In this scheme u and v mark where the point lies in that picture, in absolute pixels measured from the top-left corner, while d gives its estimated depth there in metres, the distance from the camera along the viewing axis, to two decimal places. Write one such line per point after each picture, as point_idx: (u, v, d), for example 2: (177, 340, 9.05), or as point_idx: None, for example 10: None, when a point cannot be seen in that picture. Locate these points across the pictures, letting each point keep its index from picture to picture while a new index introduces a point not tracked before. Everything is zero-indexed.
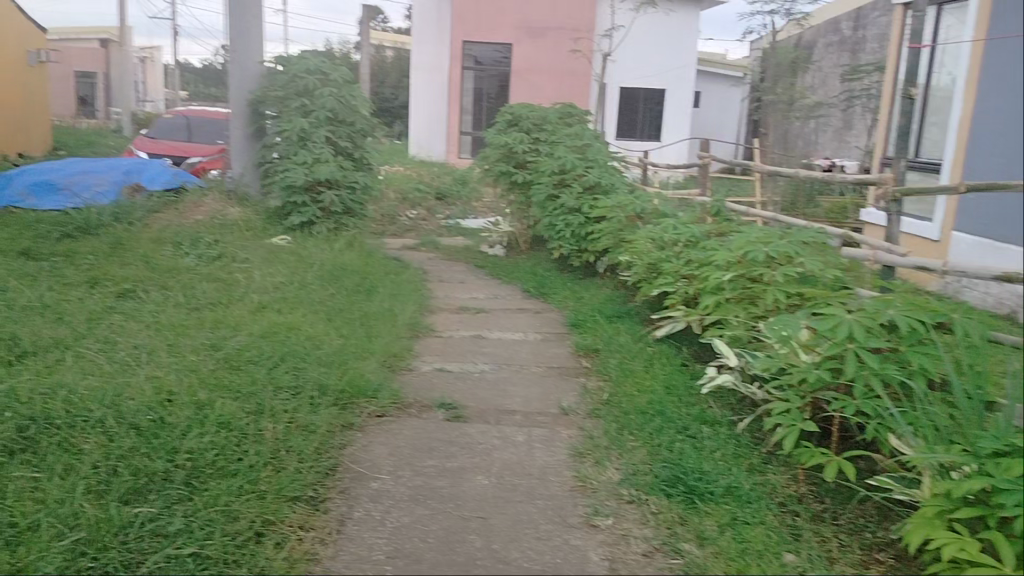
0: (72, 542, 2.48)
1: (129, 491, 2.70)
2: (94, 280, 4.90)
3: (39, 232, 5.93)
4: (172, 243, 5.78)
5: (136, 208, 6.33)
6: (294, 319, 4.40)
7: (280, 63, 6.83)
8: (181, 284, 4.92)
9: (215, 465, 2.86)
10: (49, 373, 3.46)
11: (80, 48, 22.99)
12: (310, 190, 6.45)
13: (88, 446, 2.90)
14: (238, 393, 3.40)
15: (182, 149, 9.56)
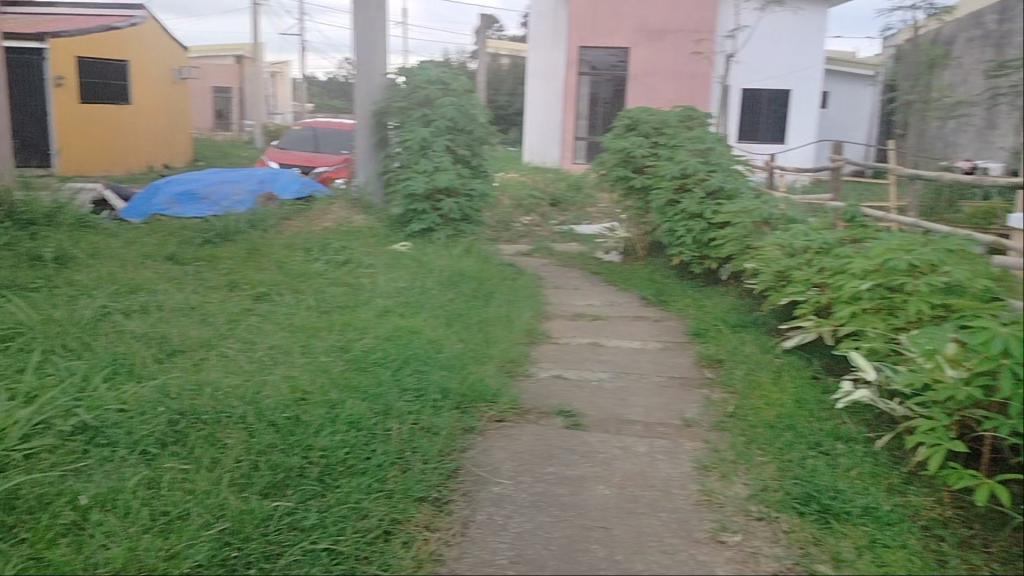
0: (218, 532, 2.54)
1: (269, 485, 2.80)
2: (234, 283, 5.17)
3: (183, 237, 6.32)
4: (302, 249, 6.03)
5: (270, 215, 6.66)
6: (416, 323, 4.50)
7: (402, 75, 7.00)
8: (312, 288, 5.12)
9: (345, 463, 2.96)
10: (195, 371, 3.64)
11: (218, 65, 24.44)
12: (431, 197, 6.60)
13: (231, 441, 3.02)
14: (365, 394, 3.49)
15: (309, 159, 9.99)
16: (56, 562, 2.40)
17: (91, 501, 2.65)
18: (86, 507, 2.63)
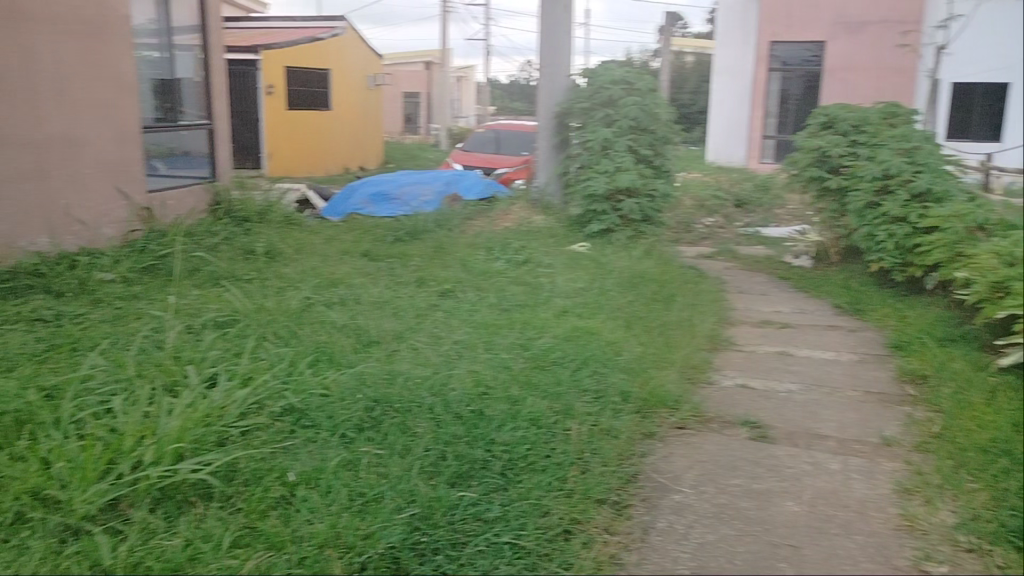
0: (409, 516, 2.60)
1: (454, 475, 2.87)
2: (421, 280, 5.41)
3: (376, 235, 6.69)
4: (484, 248, 6.20)
5: (454, 215, 6.91)
6: (595, 324, 4.50)
7: (584, 77, 7.03)
8: (494, 287, 5.25)
9: (526, 459, 3.00)
10: (388, 361, 3.81)
11: (409, 71, 25.65)
12: (612, 198, 6.56)
13: (421, 430, 3.12)
14: (546, 392, 3.53)
15: (492, 161, 10.25)
16: (266, 533, 2.47)
17: (298, 478, 2.73)
18: (294, 483, 2.71)
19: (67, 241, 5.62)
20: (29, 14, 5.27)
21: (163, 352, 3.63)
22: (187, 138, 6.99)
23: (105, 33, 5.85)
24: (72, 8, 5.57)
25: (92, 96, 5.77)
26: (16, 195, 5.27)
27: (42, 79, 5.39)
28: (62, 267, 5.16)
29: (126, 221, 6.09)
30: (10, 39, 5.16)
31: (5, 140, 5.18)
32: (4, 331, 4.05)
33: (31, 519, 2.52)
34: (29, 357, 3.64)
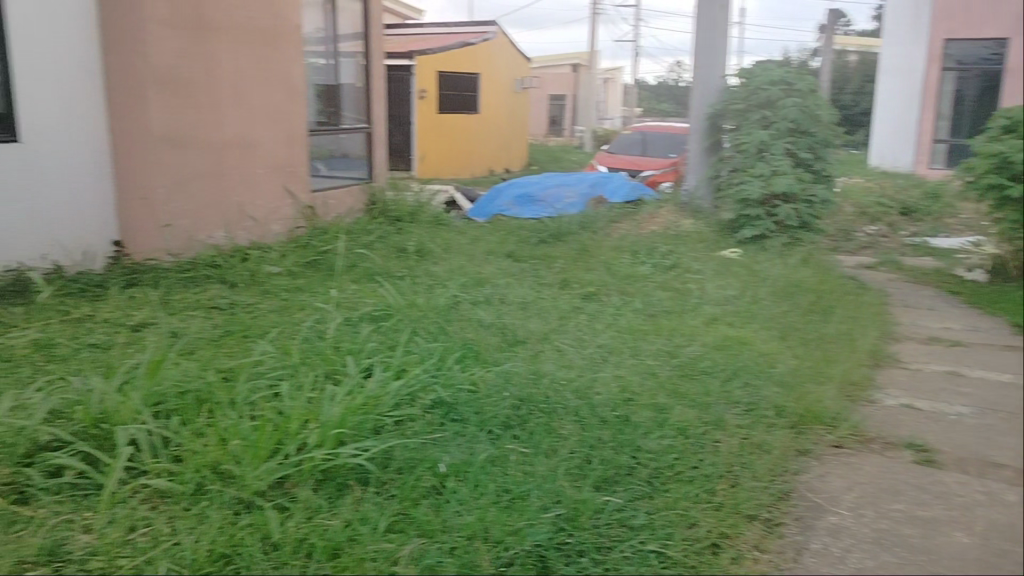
0: (555, 516, 2.63)
1: (601, 479, 2.86)
2: (566, 282, 5.44)
3: (522, 236, 6.79)
4: (630, 252, 6.15)
5: (599, 218, 6.90)
6: (745, 333, 4.36)
7: (741, 77, 6.83)
8: (639, 291, 5.20)
9: (673, 469, 2.95)
10: (536, 360, 3.82)
11: (556, 73, 25.79)
12: (767, 203, 6.14)
13: (566, 431, 3.13)
14: (694, 402, 3.47)
15: (638, 164, 10.14)
16: (418, 521, 2.54)
17: (448, 470, 2.81)
18: (444, 474, 2.80)
19: (240, 236, 6.04)
20: (215, 25, 5.71)
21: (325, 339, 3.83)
22: (349, 140, 7.33)
23: (279, 42, 6.25)
24: (252, 18, 5.98)
25: (267, 101, 6.18)
26: (198, 194, 5.75)
27: (224, 85, 5.82)
28: (235, 259, 5.53)
29: (292, 218, 6.47)
30: (197, 49, 5.61)
31: (191, 142, 5.65)
32: (186, 317, 4.40)
33: (209, 490, 2.61)
34: (207, 342, 3.94)
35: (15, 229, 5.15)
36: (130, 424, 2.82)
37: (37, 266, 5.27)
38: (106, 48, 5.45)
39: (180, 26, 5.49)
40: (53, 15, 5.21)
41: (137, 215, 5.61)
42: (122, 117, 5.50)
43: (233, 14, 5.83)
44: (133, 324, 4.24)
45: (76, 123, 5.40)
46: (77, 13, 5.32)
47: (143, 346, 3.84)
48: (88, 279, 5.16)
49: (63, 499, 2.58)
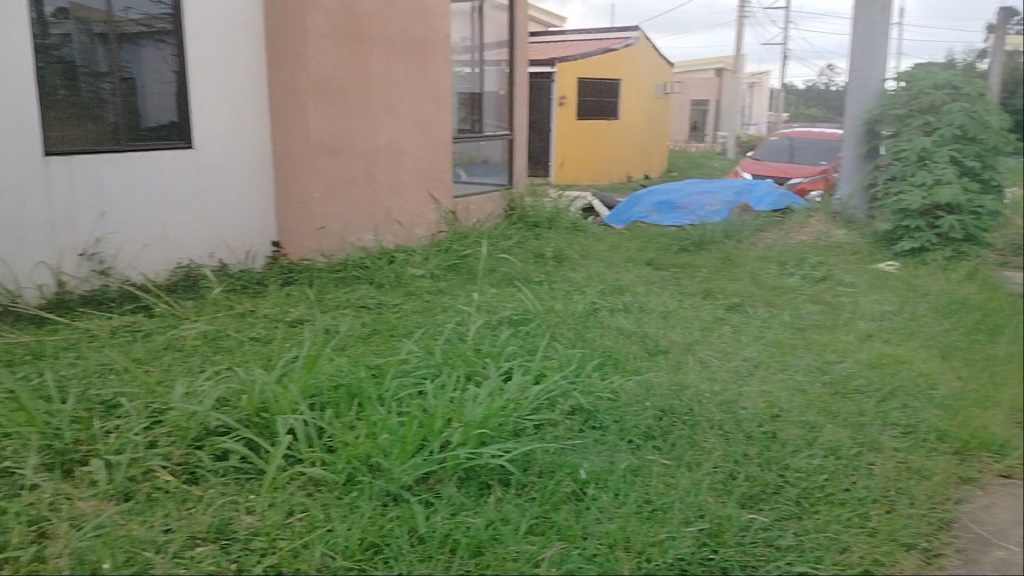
0: (697, 531, 2.57)
1: (746, 496, 2.78)
2: (708, 292, 5.30)
3: (662, 244, 6.68)
4: (778, 263, 5.92)
5: (745, 227, 6.68)
6: (904, 352, 4.09)
7: (902, 80, 6.35)
8: (788, 304, 5.00)
9: (823, 491, 2.82)
10: (679, 370, 3.74)
11: (700, 78, 25.21)
12: (927, 213, 5.82)
13: (710, 444, 3.06)
14: (847, 423, 3.29)
15: (785, 171, 9.78)
16: (558, 525, 2.56)
17: (588, 476, 2.82)
18: (584, 481, 2.80)
19: (386, 239, 6.29)
20: (370, 38, 5.97)
21: (464, 338, 3.91)
22: (491, 147, 7.45)
23: (429, 51, 6.45)
24: (404, 30, 6.20)
25: (415, 109, 6.39)
26: (349, 199, 6.02)
27: (376, 94, 6.08)
28: (382, 261, 5.72)
29: (435, 223, 6.66)
30: (353, 61, 5.89)
31: (344, 149, 5.92)
32: (337, 315, 4.62)
33: (360, 481, 2.72)
34: (356, 339, 4.12)
35: (189, 229, 5.55)
36: (289, 415, 2.98)
37: (205, 264, 5.68)
38: (272, 61, 5.81)
39: (339, 38, 5.77)
40: (227, 30, 5.59)
41: (293, 217, 5.95)
42: (284, 125, 5.83)
43: (387, 26, 6.07)
44: (290, 320, 4.49)
45: (243, 131, 5.77)
46: (248, 28, 5.69)
47: (298, 341, 4.06)
48: (249, 277, 5.51)
49: (229, 481, 2.75)
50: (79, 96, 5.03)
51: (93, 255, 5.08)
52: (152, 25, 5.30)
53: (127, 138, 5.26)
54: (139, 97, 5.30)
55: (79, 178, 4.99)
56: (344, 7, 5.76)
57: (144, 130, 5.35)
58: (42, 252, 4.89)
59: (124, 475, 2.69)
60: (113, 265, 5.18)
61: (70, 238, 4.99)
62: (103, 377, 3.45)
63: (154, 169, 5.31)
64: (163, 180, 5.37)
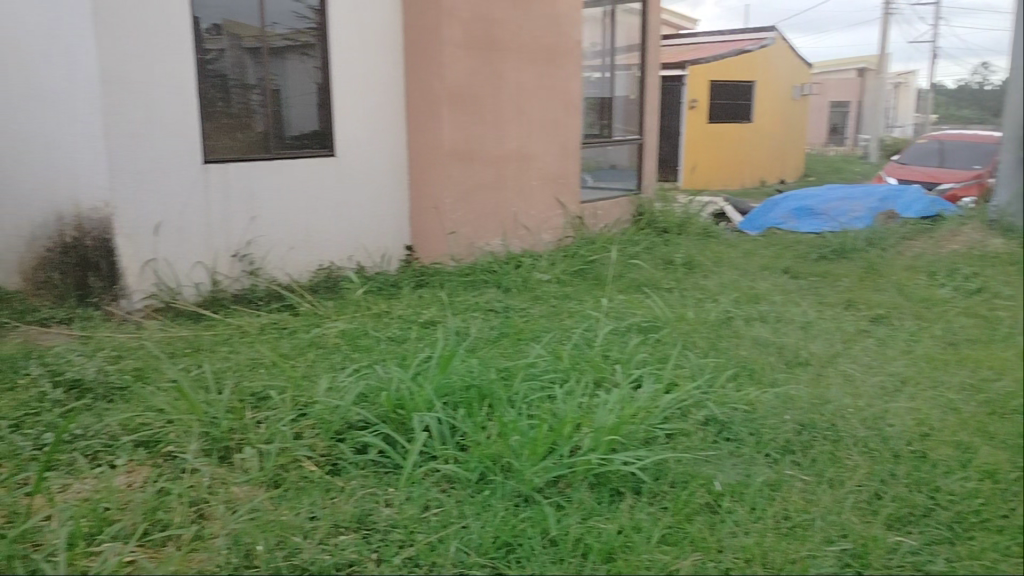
0: (840, 551, 2.47)
1: (894, 517, 2.64)
2: (851, 302, 5.06)
3: (799, 252, 6.43)
4: (928, 272, 5.58)
5: (892, 233, 6.30)
6: None
7: None
8: (940, 316, 4.69)
9: (979, 514, 2.63)
10: (819, 384, 3.57)
11: (839, 78, 24.12)
12: None
13: (853, 462, 2.93)
14: None
15: (935, 176, 9.21)
16: (691, 536, 2.51)
17: (723, 488, 2.76)
18: (719, 493, 2.74)
19: (514, 243, 6.39)
20: (504, 46, 6.08)
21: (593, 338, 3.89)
22: (618, 152, 7.39)
23: (560, 57, 6.50)
24: (537, 36, 6.28)
25: (545, 115, 6.46)
26: (479, 204, 6.14)
27: (508, 101, 6.18)
28: (510, 265, 5.78)
29: (561, 228, 6.70)
30: (487, 68, 6.02)
31: (475, 155, 6.05)
32: (467, 317, 4.70)
33: (492, 481, 2.77)
34: (486, 339, 4.16)
35: (329, 232, 5.83)
36: (423, 413, 3.06)
37: (344, 266, 5.93)
38: (410, 71, 6.02)
39: (474, 47, 5.90)
40: (369, 42, 5.82)
41: (425, 222, 6.14)
42: (419, 133, 6.02)
43: (520, 33, 6.16)
44: (423, 320, 4.62)
45: (381, 139, 6.01)
46: (388, 40, 5.92)
47: (431, 341, 4.16)
48: (384, 279, 5.71)
49: (368, 474, 2.87)
50: (231, 107, 5.31)
51: (244, 256, 5.39)
52: (297, 39, 5.55)
53: (275, 145, 5.54)
54: (283, 107, 5.55)
55: (234, 183, 5.29)
56: (479, 17, 5.89)
57: (288, 139, 5.60)
58: (199, 252, 5.20)
59: (274, 463, 2.85)
60: (261, 266, 5.48)
61: (224, 240, 5.30)
62: (253, 371, 3.66)
63: (299, 175, 5.59)
64: (307, 186, 5.65)
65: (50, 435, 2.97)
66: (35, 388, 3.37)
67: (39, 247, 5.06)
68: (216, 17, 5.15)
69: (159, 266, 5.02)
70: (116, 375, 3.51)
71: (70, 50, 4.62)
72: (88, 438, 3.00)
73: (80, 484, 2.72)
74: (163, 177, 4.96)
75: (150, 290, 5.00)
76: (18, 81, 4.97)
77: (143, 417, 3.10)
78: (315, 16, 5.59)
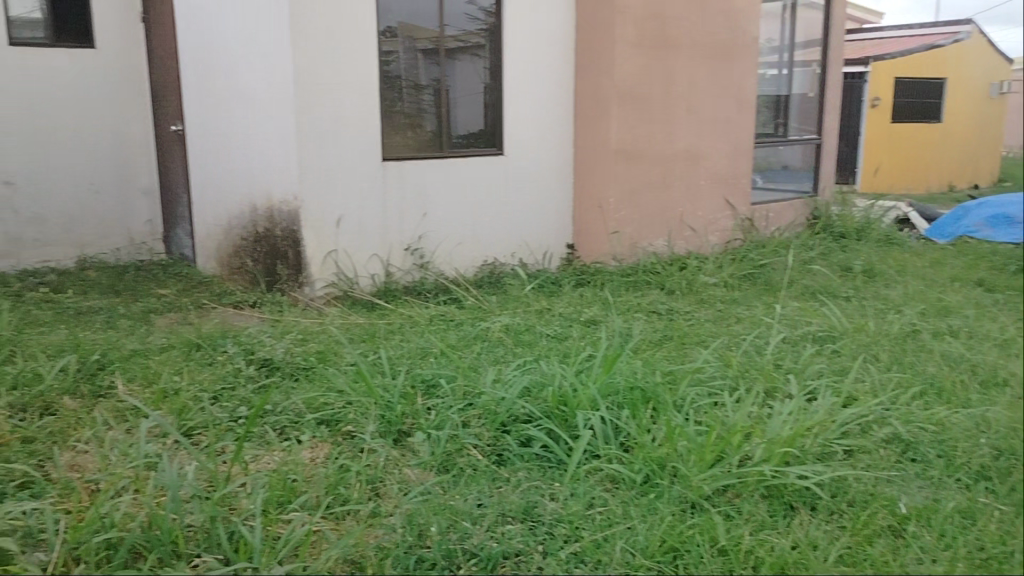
0: None
1: None
2: None
3: None
4: None
5: None
6: None
7: None
8: None
9: None
10: None
11: None
12: None
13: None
14: None
15: None
16: (873, 559, 2.37)
17: (909, 511, 2.59)
18: (904, 516, 2.58)
19: (679, 244, 6.28)
20: (677, 43, 5.99)
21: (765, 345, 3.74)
22: (791, 152, 7.07)
23: (735, 54, 6.31)
24: (711, 33, 6.14)
25: (717, 114, 6.30)
26: (644, 204, 6.09)
27: (678, 99, 6.09)
28: (674, 267, 5.69)
29: (730, 230, 6.50)
30: (658, 66, 5.95)
31: (643, 155, 6.00)
32: (630, 318, 4.66)
33: (658, 484, 2.74)
34: (650, 341, 4.10)
35: (496, 229, 5.97)
36: (588, 410, 3.07)
37: (508, 262, 6.06)
38: (581, 70, 6.06)
39: (646, 45, 5.85)
40: (542, 42, 5.91)
41: (590, 220, 6.16)
42: (589, 132, 6.05)
43: (694, 30, 6.05)
44: (585, 319, 4.62)
45: (549, 138, 6.09)
46: (560, 40, 5.99)
47: (594, 340, 4.15)
48: (547, 276, 5.77)
49: (533, 466, 2.92)
50: (406, 107, 5.55)
51: (415, 250, 5.61)
52: (468, 40, 5.72)
53: (446, 144, 5.73)
54: (451, 107, 5.74)
55: (409, 180, 5.51)
56: (653, 14, 5.83)
57: (455, 137, 5.78)
58: (374, 245, 5.47)
59: (444, 449, 2.96)
60: (431, 260, 5.69)
61: (398, 234, 5.54)
62: (424, 360, 3.80)
63: (470, 173, 5.75)
64: (477, 184, 5.80)
65: (246, 409, 3.23)
66: (231, 364, 3.67)
67: (234, 234, 5.68)
68: (395, 19, 5.37)
69: (339, 257, 5.33)
70: (301, 356, 3.75)
71: (271, 55, 5.01)
72: (278, 413, 3.23)
73: (270, 456, 2.93)
74: (345, 173, 5.24)
75: (331, 279, 5.32)
76: (228, 83, 5.48)
77: (325, 397, 3.30)
78: (485, 18, 5.74)
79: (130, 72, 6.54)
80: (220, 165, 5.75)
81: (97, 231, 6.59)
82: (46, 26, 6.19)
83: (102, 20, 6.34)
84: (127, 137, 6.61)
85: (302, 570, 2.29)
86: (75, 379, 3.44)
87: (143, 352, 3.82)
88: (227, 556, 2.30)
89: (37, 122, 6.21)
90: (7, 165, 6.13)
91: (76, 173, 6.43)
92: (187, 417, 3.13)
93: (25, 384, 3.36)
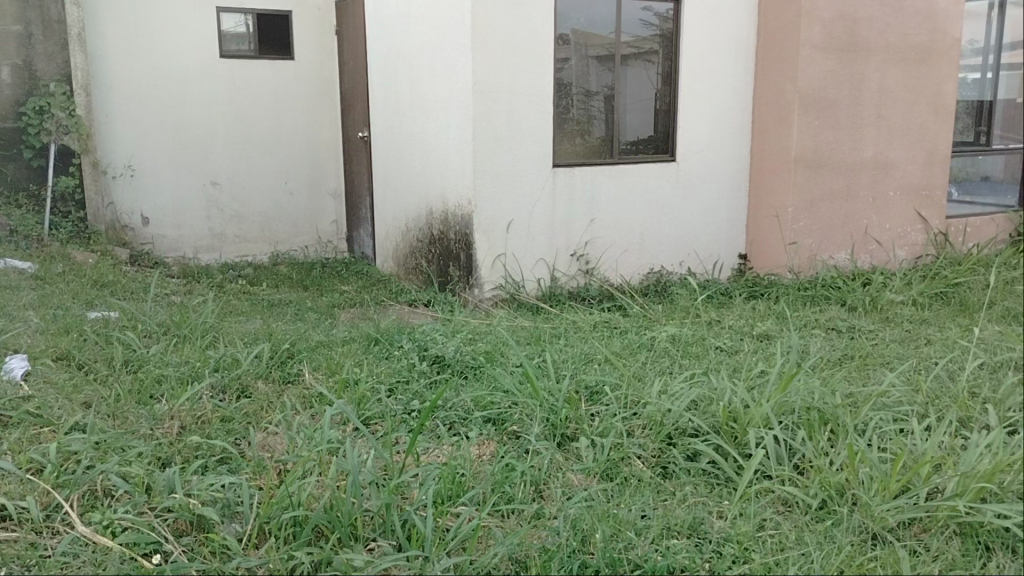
0: None
1: None
2: None
3: None
4: None
5: None
6: None
7: None
8: None
9: None
10: None
11: None
12: None
13: None
14: None
15: None
16: None
17: None
18: None
19: (862, 258, 5.97)
20: (868, 46, 5.68)
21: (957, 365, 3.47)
22: (992, 162, 6.33)
23: (933, 56, 5.87)
24: (909, 35, 5.76)
25: (911, 121, 5.90)
26: (825, 215, 5.82)
27: (867, 105, 5.78)
28: (857, 283, 5.39)
29: (920, 245, 6.03)
30: (847, 71, 5.66)
31: (825, 163, 5.74)
32: (807, 335, 4.44)
33: (836, 511, 2.62)
34: (828, 360, 3.90)
35: (665, 237, 5.89)
36: (759, 428, 2.96)
37: (675, 271, 5.97)
38: (762, 75, 5.89)
39: (834, 48, 5.58)
40: (722, 49, 5.79)
41: (767, 231, 5.96)
42: (769, 140, 5.86)
43: (888, 32, 5.71)
44: (758, 332, 4.47)
45: (724, 144, 5.96)
46: (741, 44, 5.84)
47: (767, 355, 4.01)
48: (717, 287, 5.64)
49: (701, 481, 2.86)
50: (578, 114, 5.59)
51: (581, 256, 5.64)
52: (642, 46, 5.67)
53: (617, 150, 5.73)
54: (622, 113, 5.72)
55: (579, 187, 5.53)
56: (843, 17, 5.56)
57: (624, 144, 5.77)
58: (542, 250, 5.53)
59: (608, 455, 2.95)
60: (596, 266, 5.70)
61: (566, 240, 5.58)
62: (588, 365, 3.81)
63: (641, 181, 5.71)
64: (647, 191, 5.75)
65: (418, 403, 3.38)
66: (406, 359, 3.86)
67: (411, 236, 5.96)
68: (569, 27, 5.41)
69: (508, 260, 5.42)
70: (470, 355, 3.87)
71: (454, 63, 5.19)
72: (449, 409, 3.35)
73: (440, 449, 3.04)
74: (520, 178, 5.34)
75: (498, 282, 5.43)
76: (411, 92, 5.75)
77: (493, 396, 3.38)
78: (661, 23, 5.66)
79: (323, 81, 7.00)
80: (401, 170, 6.04)
81: (288, 228, 7.10)
82: (251, 39, 6.72)
83: (300, 33, 6.81)
84: (318, 142, 7.08)
85: (469, 564, 2.36)
86: (267, 365, 3.72)
87: (329, 343, 4.08)
88: (401, 543, 2.43)
89: (242, 128, 6.77)
90: (214, 168, 6.73)
91: (273, 175, 6.96)
92: (365, 407, 3.31)
93: (225, 367, 3.67)
